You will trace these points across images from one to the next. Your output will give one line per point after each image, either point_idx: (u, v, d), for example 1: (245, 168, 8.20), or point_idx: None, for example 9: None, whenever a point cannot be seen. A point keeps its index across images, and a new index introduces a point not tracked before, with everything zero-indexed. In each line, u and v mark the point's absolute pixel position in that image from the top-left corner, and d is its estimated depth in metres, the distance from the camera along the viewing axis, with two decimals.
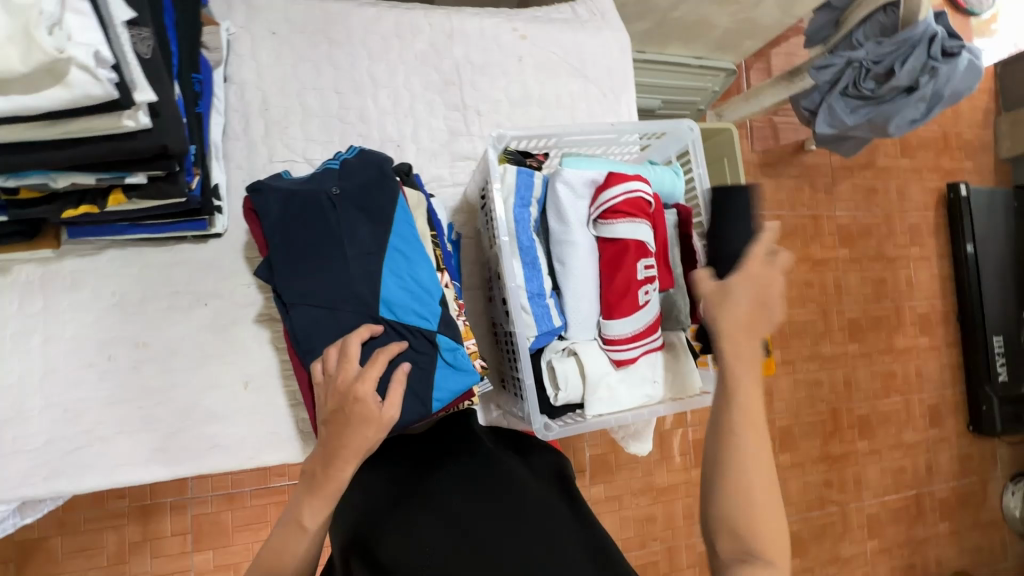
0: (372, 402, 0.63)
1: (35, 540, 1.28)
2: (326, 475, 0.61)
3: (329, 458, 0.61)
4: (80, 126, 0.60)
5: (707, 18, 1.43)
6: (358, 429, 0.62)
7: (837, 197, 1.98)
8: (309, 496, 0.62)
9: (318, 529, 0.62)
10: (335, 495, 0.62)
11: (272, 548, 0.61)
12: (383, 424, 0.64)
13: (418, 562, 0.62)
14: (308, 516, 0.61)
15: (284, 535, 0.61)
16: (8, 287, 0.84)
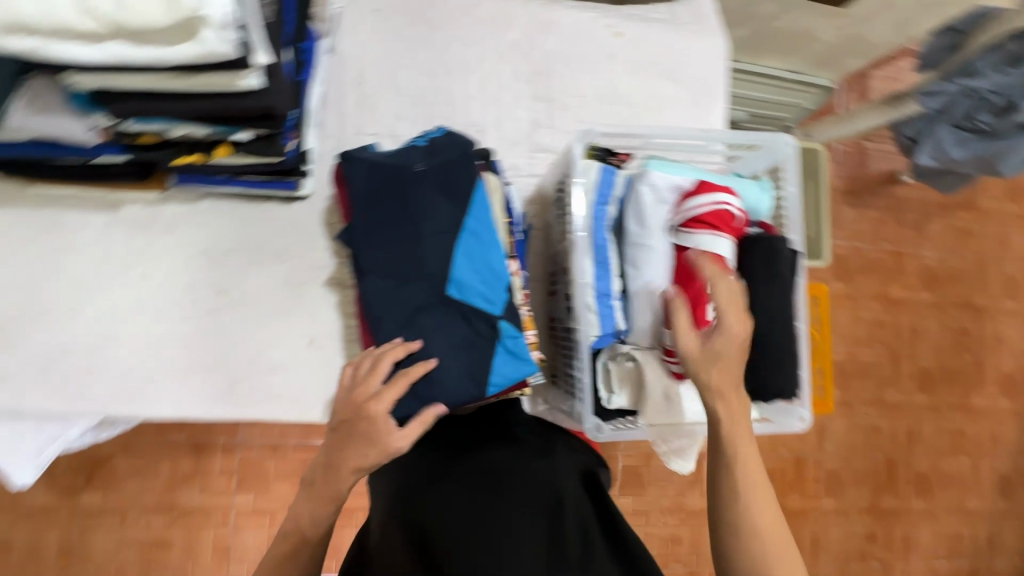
0: (379, 424, 0.65)
1: (103, 457, 1.40)
2: (329, 483, 0.65)
3: (331, 471, 0.65)
4: (203, 81, 0.64)
5: (811, 30, 1.35)
6: (364, 451, 0.64)
7: (926, 236, 1.84)
8: (309, 504, 0.67)
9: (317, 536, 0.66)
10: (333, 503, 0.66)
11: (284, 541, 0.66)
12: (387, 450, 0.65)
13: (445, 534, 0.63)
14: (310, 524, 0.66)
15: (287, 539, 0.66)
16: (117, 223, 0.91)
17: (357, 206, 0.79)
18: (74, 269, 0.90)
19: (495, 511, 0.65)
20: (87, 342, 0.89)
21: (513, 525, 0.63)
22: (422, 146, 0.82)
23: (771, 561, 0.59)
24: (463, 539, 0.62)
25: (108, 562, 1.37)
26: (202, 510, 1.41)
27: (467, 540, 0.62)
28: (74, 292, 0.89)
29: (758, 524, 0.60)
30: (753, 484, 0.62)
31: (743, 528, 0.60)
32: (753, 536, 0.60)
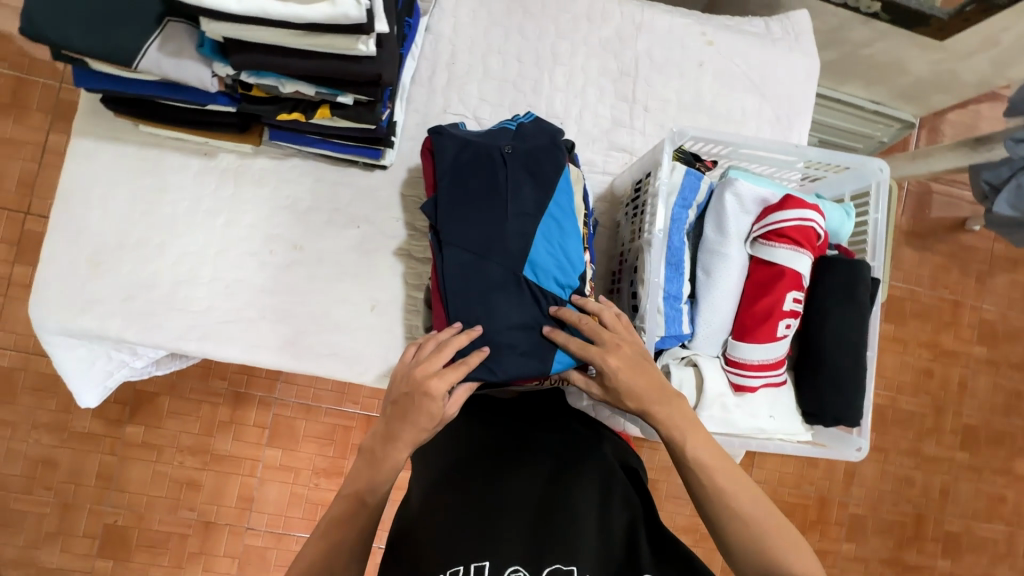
0: (438, 401, 0.67)
1: (150, 394, 1.40)
2: (389, 452, 0.67)
3: (388, 442, 0.68)
4: (323, 42, 0.68)
5: (902, 62, 1.31)
6: (420, 423, 0.67)
7: (989, 289, 1.77)
8: (370, 470, 0.68)
9: (375, 502, 0.67)
10: (392, 472, 0.68)
11: (342, 507, 0.66)
12: (440, 419, 0.69)
13: (500, 509, 0.65)
14: (367, 493, 0.67)
15: (347, 504, 0.67)
16: (211, 169, 0.96)
17: (443, 177, 0.81)
18: (167, 208, 0.95)
19: (551, 482, 0.68)
20: (169, 278, 0.94)
21: (570, 495, 0.66)
22: (511, 129, 0.86)
23: (767, 538, 0.63)
24: (522, 504, 0.66)
25: (141, 494, 1.38)
26: (231, 458, 1.41)
27: (526, 505, 0.66)
28: (164, 229, 0.94)
29: (740, 505, 0.64)
30: (719, 472, 0.66)
31: (724, 509, 0.64)
32: (738, 515, 0.64)
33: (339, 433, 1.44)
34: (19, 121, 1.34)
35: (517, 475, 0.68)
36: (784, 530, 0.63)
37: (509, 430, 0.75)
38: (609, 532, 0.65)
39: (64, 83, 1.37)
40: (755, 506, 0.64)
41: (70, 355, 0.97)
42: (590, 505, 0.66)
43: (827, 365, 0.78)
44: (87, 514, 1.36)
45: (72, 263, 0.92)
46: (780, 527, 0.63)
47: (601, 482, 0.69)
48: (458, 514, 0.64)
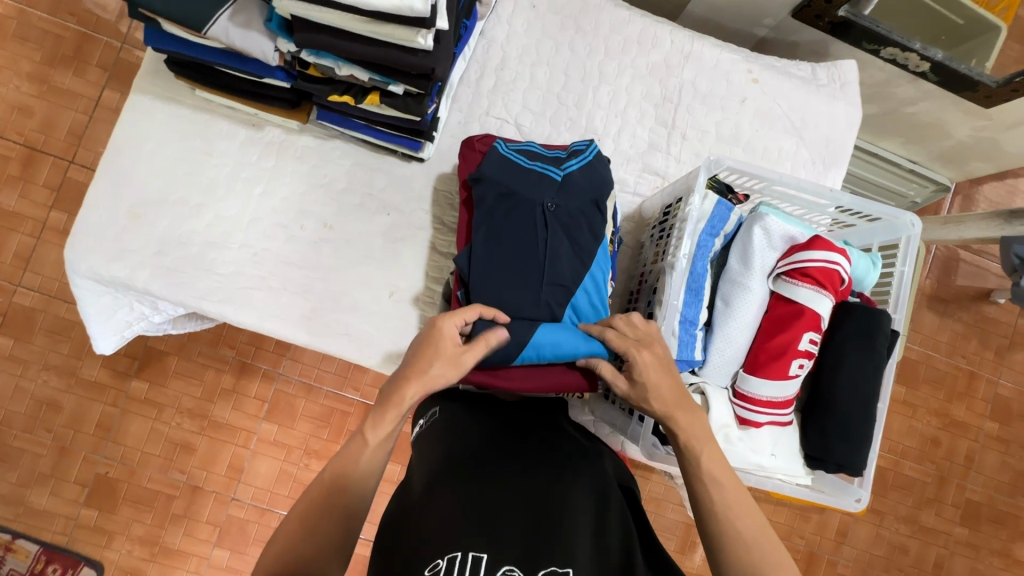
0: (449, 335, 0.71)
1: (159, 351, 1.42)
2: (399, 394, 0.68)
3: (398, 380, 0.69)
4: (385, 32, 0.70)
5: (945, 124, 1.31)
6: (429, 351, 0.70)
7: (1007, 364, 1.73)
8: (379, 414, 0.68)
9: (379, 448, 0.67)
10: (397, 415, 0.68)
11: (347, 453, 0.67)
12: (451, 360, 0.70)
13: (498, 504, 0.64)
14: (371, 432, 0.67)
15: (351, 449, 0.67)
16: (257, 140, 1.00)
17: (481, 221, 0.87)
18: (210, 170, 0.98)
19: (548, 481, 0.68)
20: (202, 238, 0.97)
21: (569, 498, 0.67)
22: (557, 177, 0.88)
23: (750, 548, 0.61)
24: (519, 500, 0.65)
25: (136, 450, 1.40)
26: (229, 427, 1.42)
27: (524, 501, 0.65)
28: (204, 191, 0.98)
29: (732, 513, 0.63)
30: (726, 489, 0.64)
31: (721, 524, 0.63)
32: (735, 530, 0.62)
33: (336, 416, 1.45)
34: (78, 74, 1.40)
35: (518, 473, 0.68)
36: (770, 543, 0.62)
37: (516, 432, 0.76)
38: (603, 538, 0.65)
39: (126, 44, 1.42)
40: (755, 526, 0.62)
41: (95, 301, 0.99)
42: (587, 510, 0.67)
43: (836, 413, 0.78)
44: (81, 461, 1.38)
45: (112, 213, 0.95)
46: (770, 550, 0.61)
47: (599, 488, 0.70)
48: (455, 503, 0.64)
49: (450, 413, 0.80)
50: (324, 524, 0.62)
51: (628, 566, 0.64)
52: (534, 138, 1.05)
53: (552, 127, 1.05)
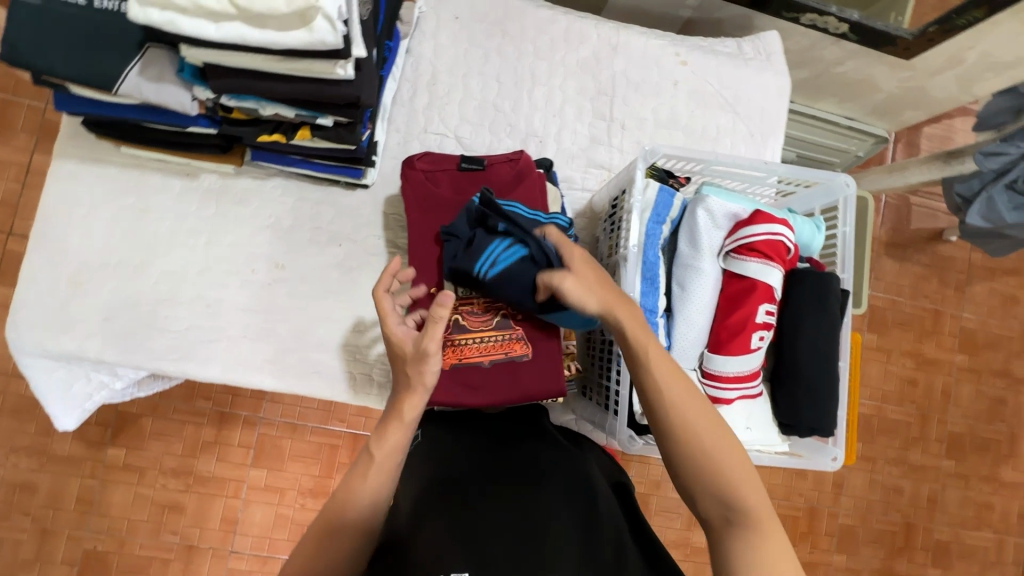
0: (404, 341, 0.71)
1: (132, 415, 1.38)
2: (397, 407, 0.69)
3: (394, 395, 0.70)
4: (302, 67, 0.69)
5: (873, 79, 1.36)
6: (399, 360, 0.71)
7: (967, 297, 1.80)
8: (384, 429, 0.68)
9: (392, 461, 0.67)
10: (403, 427, 0.68)
11: (352, 474, 0.66)
12: (416, 356, 0.70)
13: (490, 517, 0.64)
14: (377, 444, 0.67)
15: (359, 466, 0.66)
16: (193, 190, 0.97)
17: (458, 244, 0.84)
18: (150, 227, 0.95)
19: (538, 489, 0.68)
20: (151, 297, 0.94)
21: (553, 500, 0.66)
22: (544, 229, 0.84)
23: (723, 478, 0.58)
24: (510, 508, 0.65)
25: (122, 519, 1.35)
26: (216, 480, 1.39)
27: (512, 512, 0.65)
28: (147, 249, 0.95)
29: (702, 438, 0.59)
30: (685, 405, 0.61)
31: (690, 450, 0.59)
32: (705, 459, 0.58)
33: (326, 451, 1.43)
34: (3, 142, 1.34)
35: (501, 484, 0.68)
36: (744, 472, 0.58)
37: (501, 445, 0.76)
38: (593, 534, 0.65)
39: (50, 105, 1.37)
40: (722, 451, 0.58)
41: (47, 377, 0.96)
42: (577, 514, 0.66)
43: (802, 377, 0.79)
44: (65, 540, 1.33)
45: (52, 284, 0.92)
46: (739, 476, 0.58)
47: (586, 490, 0.69)
48: (445, 522, 0.63)
49: (435, 435, 0.79)
50: (336, 547, 0.61)
51: (619, 555, 0.64)
52: (476, 149, 1.04)
53: (492, 135, 1.05)
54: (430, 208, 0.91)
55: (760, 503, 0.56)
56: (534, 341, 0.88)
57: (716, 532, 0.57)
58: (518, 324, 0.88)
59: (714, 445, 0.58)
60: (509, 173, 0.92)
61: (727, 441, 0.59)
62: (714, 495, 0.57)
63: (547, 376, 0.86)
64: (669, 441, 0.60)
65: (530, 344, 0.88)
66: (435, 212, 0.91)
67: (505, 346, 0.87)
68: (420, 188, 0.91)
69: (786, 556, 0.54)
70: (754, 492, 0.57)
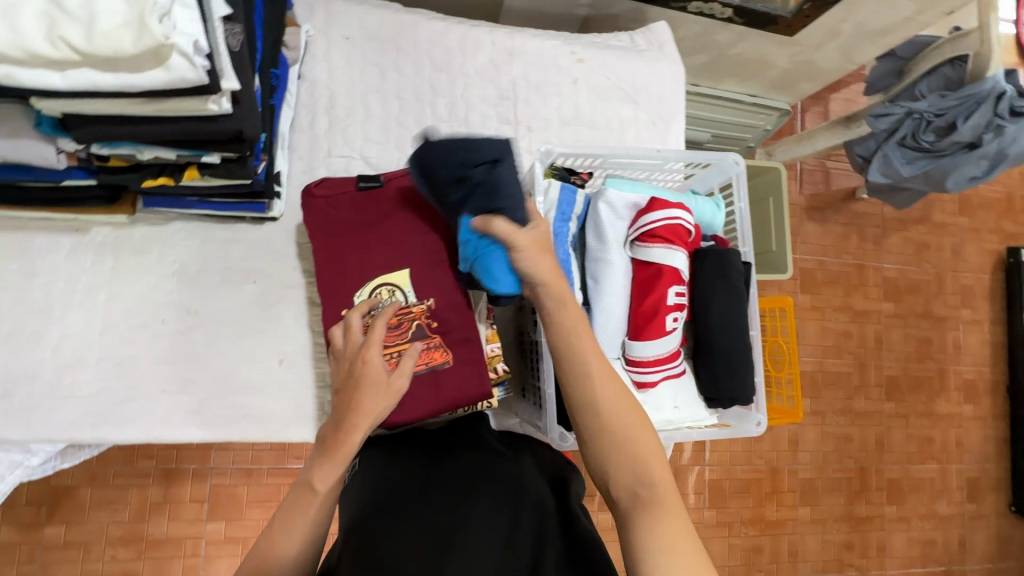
0: (379, 368, 0.71)
1: (68, 487, 1.30)
2: (341, 437, 0.66)
3: (339, 425, 0.67)
4: (171, 106, 0.66)
5: (765, 57, 1.43)
6: (366, 387, 0.69)
7: (886, 249, 1.92)
8: (321, 461, 0.66)
9: (328, 493, 0.65)
10: (345, 459, 0.66)
11: (290, 507, 0.64)
12: (391, 391, 0.71)
13: (398, 541, 0.60)
14: (318, 480, 0.65)
15: (296, 500, 0.65)
16: (86, 245, 0.92)
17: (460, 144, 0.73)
18: (41, 290, 0.89)
19: (456, 502, 0.64)
20: (52, 364, 0.88)
21: (473, 511, 0.63)
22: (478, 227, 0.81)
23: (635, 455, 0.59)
24: (423, 528, 0.61)
25: None
26: (170, 541, 1.32)
27: (424, 531, 0.61)
28: (41, 314, 0.89)
29: (618, 417, 0.61)
30: (601, 384, 0.62)
31: (604, 428, 0.61)
32: (618, 436, 0.60)
33: (286, 491, 1.37)
34: None
35: (420, 499, 0.66)
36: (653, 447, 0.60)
37: (434, 460, 0.73)
38: (515, 535, 0.61)
39: None
40: (633, 427, 0.61)
41: None
42: (499, 517, 0.63)
43: (717, 351, 0.83)
44: None
45: None
46: (648, 449, 0.60)
47: (513, 492, 0.66)
48: (363, 548, 0.60)
49: (371, 457, 0.76)
50: None
51: (542, 548, 0.60)
52: (385, 168, 1.04)
53: (400, 151, 1.05)
54: (337, 234, 0.89)
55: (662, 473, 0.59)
56: (453, 347, 0.85)
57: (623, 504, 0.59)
58: (435, 333, 0.85)
59: (625, 420, 0.61)
60: (407, 185, 0.90)
61: (634, 417, 0.62)
62: (621, 468, 0.59)
63: (470, 380, 0.83)
64: (580, 418, 0.62)
65: (450, 350, 0.85)
66: (344, 237, 0.89)
67: (426, 355, 0.83)
68: (323, 215, 0.90)
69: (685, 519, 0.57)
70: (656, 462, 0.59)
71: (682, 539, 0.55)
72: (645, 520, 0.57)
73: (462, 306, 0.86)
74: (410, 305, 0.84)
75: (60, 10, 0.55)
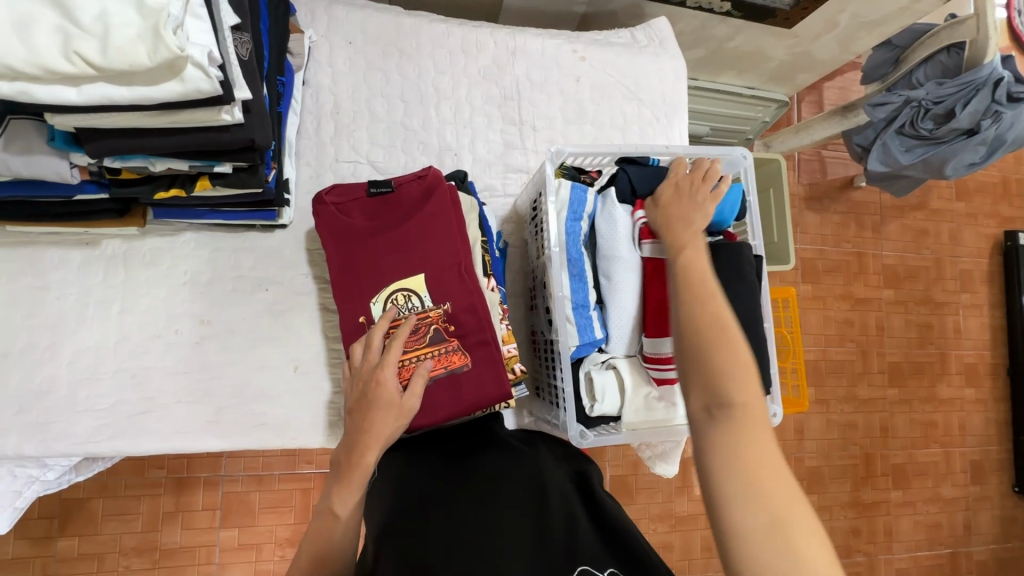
0: (393, 388, 0.73)
1: (80, 500, 1.30)
2: (356, 459, 0.68)
3: (355, 446, 0.69)
4: (185, 117, 0.66)
5: (764, 50, 1.42)
6: (380, 407, 0.71)
7: (885, 236, 1.93)
8: (340, 486, 0.68)
9: (350, 517, 0.67)
10: (363, 480, 0.69)
11: (317, 531, 0.66)
12: (405, 411, 0.73)
13: (437, 535, 0.62)
14: (339, 504, 0.67)
15: (321, 524, 0.67)
16: (96, 258, 0.92)
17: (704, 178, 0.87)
18: (53, 305, 0.89)
19: (484, 498, 0.65)
20: (67, 379, 0.88)
21: (504, 505, 0.64)
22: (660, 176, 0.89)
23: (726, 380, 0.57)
24: (453, 523, 0.63)
25: None
26: (185, 550, 1.32)
27: (455, 529, 0.62)
28: (53, 329, 0.89)
29: (719, 347, 0.59)
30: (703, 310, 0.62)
31: (700, 354, 0.60)
32: (714, 363, 0.58)
33: (299, 496, 1.38)
34: None
35: (448, 499, 0.66)
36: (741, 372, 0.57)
37: (454, 464, 0.73)
38: (546, 527, 0.62)
39: None
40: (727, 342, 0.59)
41: None
42: (523, 516, 0.63)
43: None
44: None
45: None
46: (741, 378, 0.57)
47: (535, 493, 0.66)
48: (398, 549, 0.61)
49: (392, 464, 0.76)
50: None
51: (576, 539, 0.60)
52: (392, 172, 1.04)
53: (406, 154, 1.05)
54: (349, 239, 0.90)
55: (757, 407, 0.55)
56: (470, 350, 0.85)
57: (700, 421, 0.56)
58: (453, 336, 0.85)
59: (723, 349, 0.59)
60: (419, 189, 0.91)
61: (728, 335, 0.60)
62: (706, 381, 0.57)
63: (488, 381, 0.83)
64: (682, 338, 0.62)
65: (467, 353, 0.85)
66: (354, 242, 0.89)
67: (443, 360, 0.83)
68: (335, 221, 0.90)
69: (772, 462, 0.51)
70: (751, 390, 0.56)
71: (760, 473, 0.51)
72: (723, 440, 0.53)
73: (478, 308, 0.85)
74: (427, 309, 0.85)
75: (74, 25, 0.55)
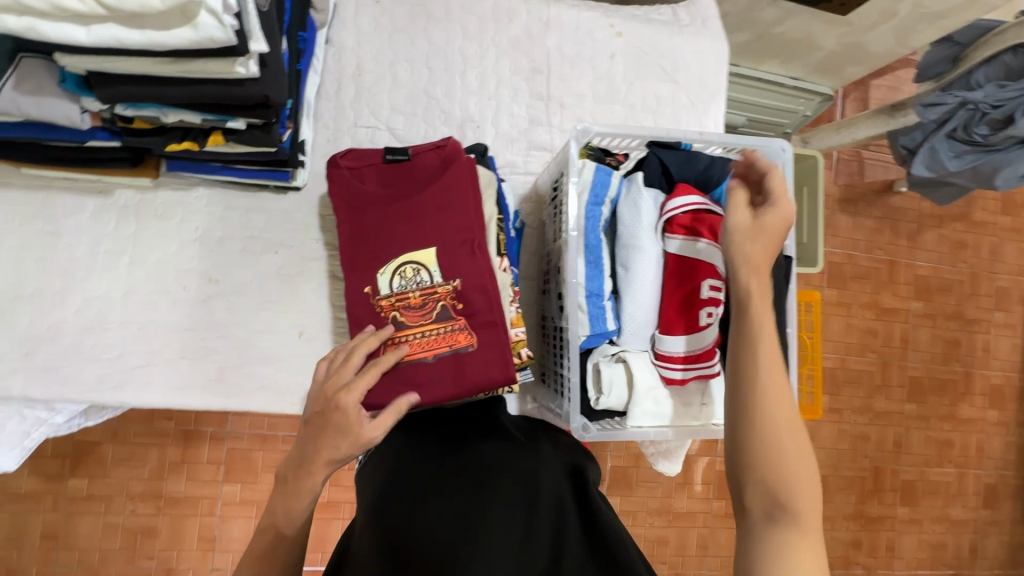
0: (352, 413, 0.67)
1: (91, 443, 1.33)
2: (302, 482, 0.65)
3: (303, 466, 0.66)
4: (199, 68, 0.63)
5: (813, 38, 1.33)
6: (335, 433, 0.66)
7: (921, 246, 1.84)
8: (285, 504, 0.65)
9: (293, 539, 0.65)
10: (309, 501, 0.66)
11: (256, 547, 0.64)
12: (360, 441, 0.67)
13: (427, 523, 0.60)
14: (284, 524, 0.64)
15: (260, 542, 0.64)
16: (109, 207, 0.91)
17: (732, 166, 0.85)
18: (65, 252, 0.89)
19: (477, 488, 0.63)
20: (74, 326, 0.88)
21: (500, 500, 0.61)
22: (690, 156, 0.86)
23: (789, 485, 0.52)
24: (445, 515, 0.60)
25: (93, 550, 1.31)
26: (188, 500, 1.34)
27: (448, 521, 0.60)
28: (64, 275, 0.89)
29: (783, 438, 0.53)
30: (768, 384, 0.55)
31: (763, 442, 0.54)
32: (774, 456, 0.53)
33: None
34: None
35: (442, 486, 0.64)
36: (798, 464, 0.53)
37: (449, 448, 0.70)
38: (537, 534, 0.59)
39: None
40: (794, 431, 0.54)
41: None
42: (516, 514, 0.61)
43: None
44: None
45: None
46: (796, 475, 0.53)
47: (531, 492, 0.63)
48: (385, 532, 0.59)
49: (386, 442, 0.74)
50: None
51: None
52: (411, 140, 1.00)
53: (426, 124, 1.01)
54: (361, 207, 0.87)
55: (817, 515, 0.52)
56: (477, 330, 0.82)
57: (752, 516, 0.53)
58: (460, 314, 0.83)
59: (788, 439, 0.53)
60: (436, 160, 0.88)
61: (794, 426, 0.54)
62: (767, 483, 0.52)
63: (492, 365, 0.81)
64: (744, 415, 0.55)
65: (474, 333, 0.82)
66: (365, 210, 0.87)
67: (448, 338, 0.82)
68: (348, 187, 0.88)
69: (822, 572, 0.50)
70: (812, 494, 0.52)
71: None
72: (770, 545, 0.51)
73: (488, 289, 0.83)
74: (436, 285, 0.83)
75: None
